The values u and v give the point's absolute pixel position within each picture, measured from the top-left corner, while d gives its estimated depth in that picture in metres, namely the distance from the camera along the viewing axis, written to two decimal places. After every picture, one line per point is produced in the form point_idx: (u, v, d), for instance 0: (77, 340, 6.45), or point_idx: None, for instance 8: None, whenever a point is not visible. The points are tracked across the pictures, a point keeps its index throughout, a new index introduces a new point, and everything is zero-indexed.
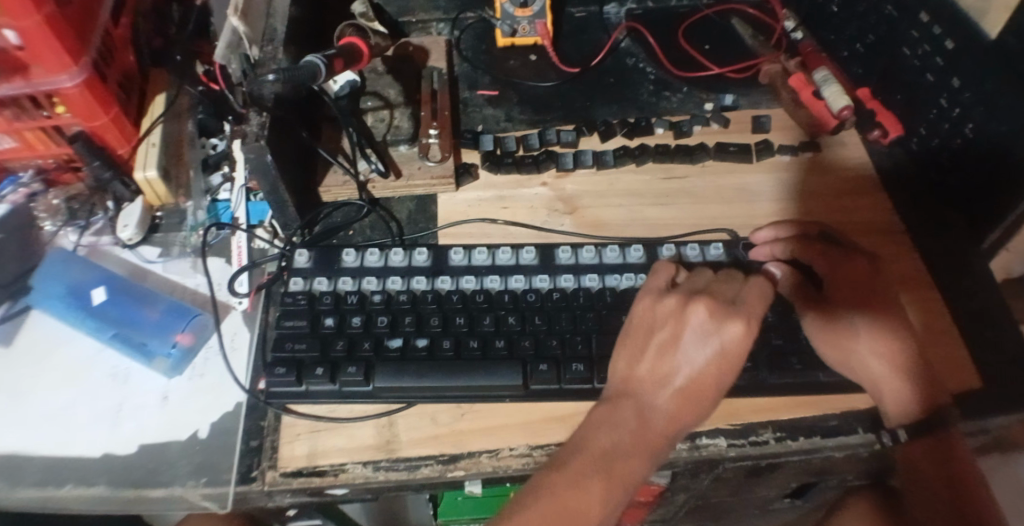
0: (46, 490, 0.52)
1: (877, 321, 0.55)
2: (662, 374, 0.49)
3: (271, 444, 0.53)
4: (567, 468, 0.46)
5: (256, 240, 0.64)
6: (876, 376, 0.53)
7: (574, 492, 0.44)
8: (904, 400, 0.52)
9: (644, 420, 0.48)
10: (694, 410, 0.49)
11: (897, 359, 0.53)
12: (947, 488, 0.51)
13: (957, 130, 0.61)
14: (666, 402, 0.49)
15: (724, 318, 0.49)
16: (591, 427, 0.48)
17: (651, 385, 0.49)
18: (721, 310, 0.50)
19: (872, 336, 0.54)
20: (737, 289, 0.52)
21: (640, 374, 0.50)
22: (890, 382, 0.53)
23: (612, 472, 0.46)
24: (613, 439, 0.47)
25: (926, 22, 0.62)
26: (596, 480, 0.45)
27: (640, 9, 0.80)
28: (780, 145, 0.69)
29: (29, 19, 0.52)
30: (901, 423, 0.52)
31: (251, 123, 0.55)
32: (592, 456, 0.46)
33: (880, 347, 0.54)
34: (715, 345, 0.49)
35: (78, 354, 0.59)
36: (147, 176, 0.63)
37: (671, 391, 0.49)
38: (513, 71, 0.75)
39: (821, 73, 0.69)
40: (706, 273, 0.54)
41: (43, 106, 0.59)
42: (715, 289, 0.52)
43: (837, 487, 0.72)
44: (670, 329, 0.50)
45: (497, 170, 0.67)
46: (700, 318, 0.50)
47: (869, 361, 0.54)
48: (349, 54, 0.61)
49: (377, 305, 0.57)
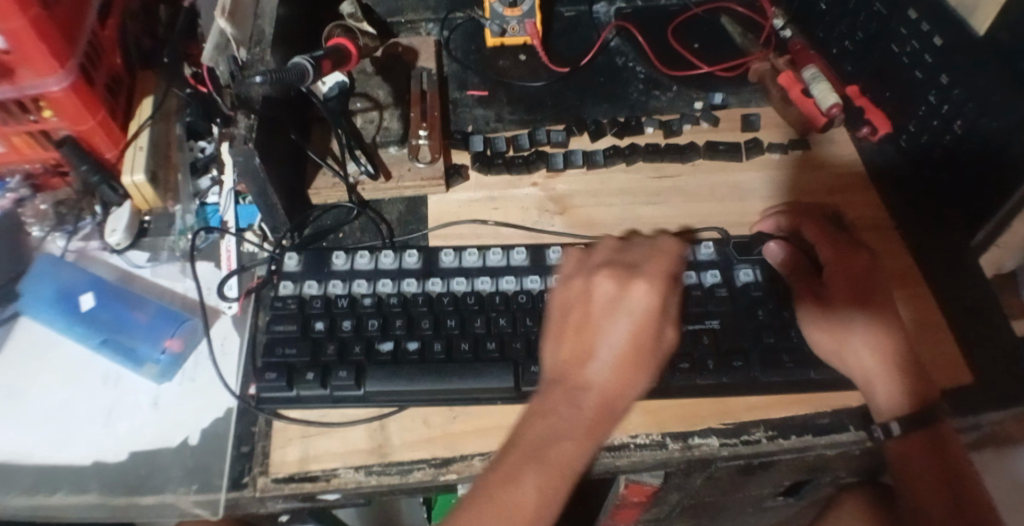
0: (37, 498, 0.52)
1: (871, 318, 0.55)
2: (582, 354, 0.49)
3: (263, 449, 0.53)
4: (503, 464, 0.46)
5: (245, 244, 0.64)
6: (866, 373, 0.54)
7: (511, 488, 0.44)
8: (893, 396, 0.53)
9: (574, 403, 0.47)
10: (627, 381, 0.49)
11: (889, 356, 0.54)
12: (948, 486, 0.51)
13: (947, 127, 0.61)
14: (596, 379, 0.48)
15: (628, 282, 0.50)
16: (525, 421, 0.48)
17: (576, 366, 0.49)
18: (623, 275, 0.51)
19: (864, 333, 0.54)
20: (640, 256, 0.53)
21: (563, 358, 0.50)
22: (881, 379, 0.53)
23: (546, 463, 0.45)
24: (546, 428, 0.47)
25: (915, 19, 0.62)
26: (530, 473, 0.45)
27: (629, 8, 0.80)
28: (770, 143, 0.69)
29: (16, 21, 0.51)
30: (893, 416, 0.52)
31: (239, 125, 0.55)
32: (524, 448, 0.46)
33: (871, 344, 0.54)
34: (626, 313, 0.49)
35: (67, 361, 0.58)
36: (135, 181, 0.63)
37: (598, 365, 0.49)
38: (504, 71, 0.75)
39: (809, 71, 0.69)
40: (609, 243, 0.55)
41: (30, 110, 0.59)
42: (617, 258, 0.53)
43: (831, 483, 0.71)
44: (582, 310, 0.51)
45: (487, 171, 0.67)
46: (604, 288, 0.51)
47: (858, 358, 0.54)
48: (338, 54, 0.61)
49: (368, 308, 0.56)
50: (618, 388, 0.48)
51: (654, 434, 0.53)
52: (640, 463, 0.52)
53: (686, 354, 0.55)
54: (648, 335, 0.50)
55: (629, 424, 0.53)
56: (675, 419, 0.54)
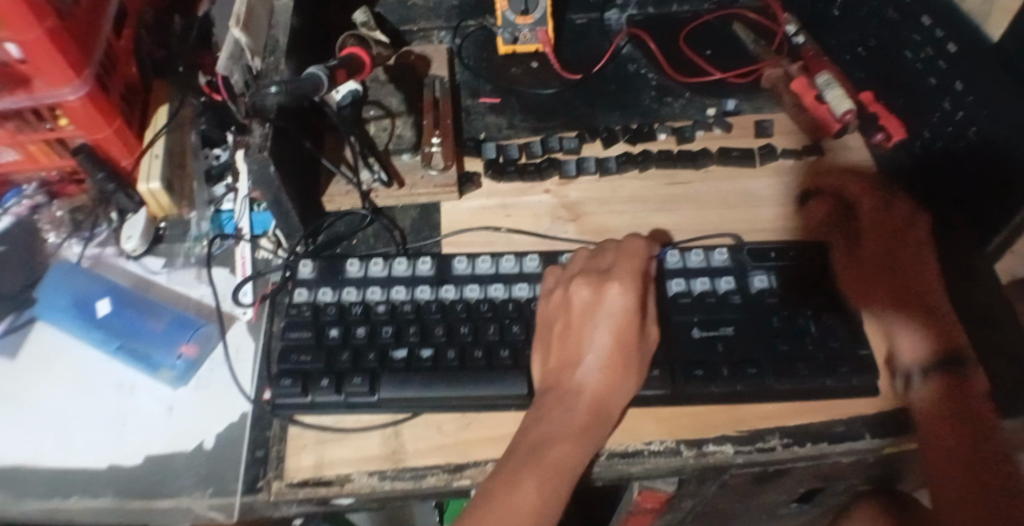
0: (53, 503, 0.52)
1: (892, 282, 0.58)
2: (569, 361, 0.53)
3: (277, 454, 0.53)
4: (504, 469, 0.48)
5: (261, 250, 0.65)
6: (887, 325, 0.57)
7: (513, 491, 0.47)
8: (913, 353, 0.56)
9: (567, 406, 0.51)
10: (617, 381, 0.52)
11: (907, 317, 0.57)
12: (980, 487, 0.50)
13: (960, 134, 0.61)
14: (584, 383, 0.52)
15: (601, 287, 0.55)
16: (525, 427, 0.51)
17: (566, 372, 0.53)
18: (597, 281, 0.55)
19: (884, 292, 0.58)
20: (611, 261, 0.57)
21: (552, 366, 0.53)
22: (902, 334, 0.56)
23: (545, 465, 0.48)
24: (544, 432, 0.50)
25: (928, 26, 0.62)
26: (530, 475, 0.48)
27: (640, 15, 0.80)
28: (783, 149, 0.69)
29: (33, 33, 0.52)
30: (916, 366, 0.55)
31: (254, 133, 0.55)
32: (523, 453, 0.49)
33: (889, 304, 0.58)
34: (603, 316, 0.54)
35: (83, 367, 0.59)
36: (151, 189, 0.63)
37: (585, 368, 0.53)
38: (516, 79, 0.75)
39: (823, 78, 0.69)
40: (583, 252, 0.59)
41: (45, 119, 0.60)
42: (590, 265, 0.57)
43: (845, 491, 0.71)
44: (564, 319, 0.55)
45: (500, 178, 0.67)
46: (582, 295, 0.55)
47: (878, 311, 0.58)
48: (351, 65, 0.61)
49: (382, 315, 0.56)
50: (608, 389, 0.52)
51: (668, 441, 0.53)
52: (654, 469, 0.52)
53: (699, 362, 0.54)
54: (629, 334, 0.53)
55: (643, 431, 0.53)
56: (689, 426, 0.54)
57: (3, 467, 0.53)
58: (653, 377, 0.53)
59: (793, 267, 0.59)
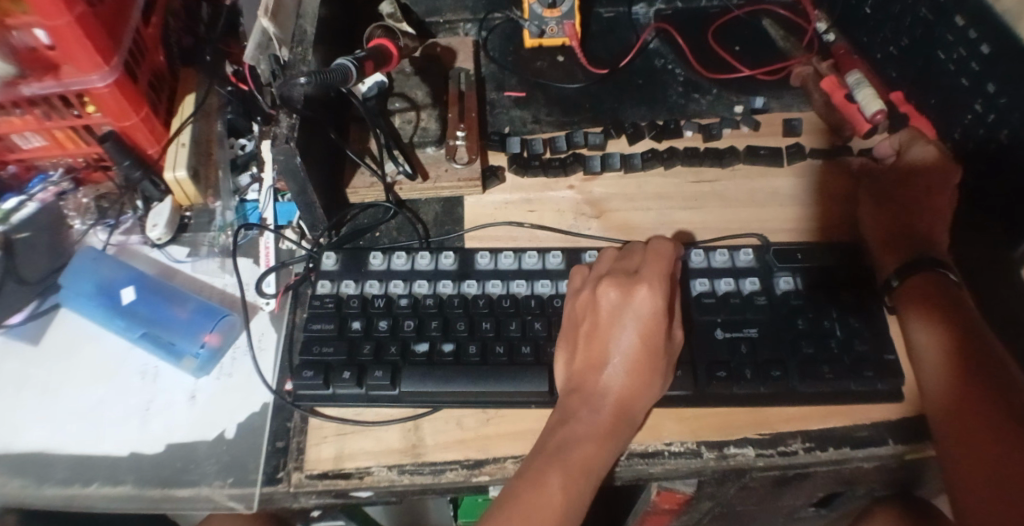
0: (74, 489, 0.53)
1: (890, 208, 0.62)
2: (595, 362, 0.52)
3: (298, 445, 0.53)
4: (528, 470, 0.48)
5: (284, 241, 0.64)
6: (877, 240, 0.61)
7: (534, 492, 0.47)
8: (889, 263, 0.59)
9: (593, 409, 0.51)
10: (645, 385, 0.51)
11: (893, 240, 0.60)
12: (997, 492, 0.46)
13: (993, 136, 0.60)
14: (611, 385, 0.51)
15: (630, 288, 0.53)
16: (550, 429, 0.51)
17: (592, 373, 0.52)
18: (624, 283, 0.53)
19: (881, 213, 0.62)
20: (639, 261, 0.55)
21: (577, 367, 0.53)
22: (889, 249, 0.60)
23: (571, 465, 0.48)
24: (568, 433, 0.50)
25: (962, 26, 0.60)
26: (555, 476, 0.48)
27: (669, 9, 0.79)
28: (812, 149, 0.68)
29: (62, 19, 0.52)
30: (891, 272, 0.58)
31: (280, 124, 0.55)
32: (547, 453, 0.49)
33: (883, 222, 0.61)
34: (632, 317, 0.52)
35: (108, 353, 0.59)
36: (177, 177, 0.63)
37: (612, 370, 0.52)
38: (542, 73, 0.74)
39: (854, 77, 0.68)
40: (610, 251, 0.57)
41: (73, 105, 0.60)
42: (619, 265, 0.55)
43: (866, 496, 0.70)
44: (591, 318, 0.53)
45: (524, 173, 0.66)
46: (609, 297, 0.53)
47: (868, 224, 0.62)
48: (379, 55, 0.61)
49: (404, 309, 0.56)
50: (634, 392, 0.51)
51: (689, 443, 0.52)
52: (674, 470, 0.52)
53: (723, 362, 0.54)
54: (657, 336, 0.52)
55: (663, 431, 0.53)
56: (711, 428, 0.53)
57: (27, 451, 0.55)
58: (676, 378, 0.53)
59: (820, 269, 0.59)
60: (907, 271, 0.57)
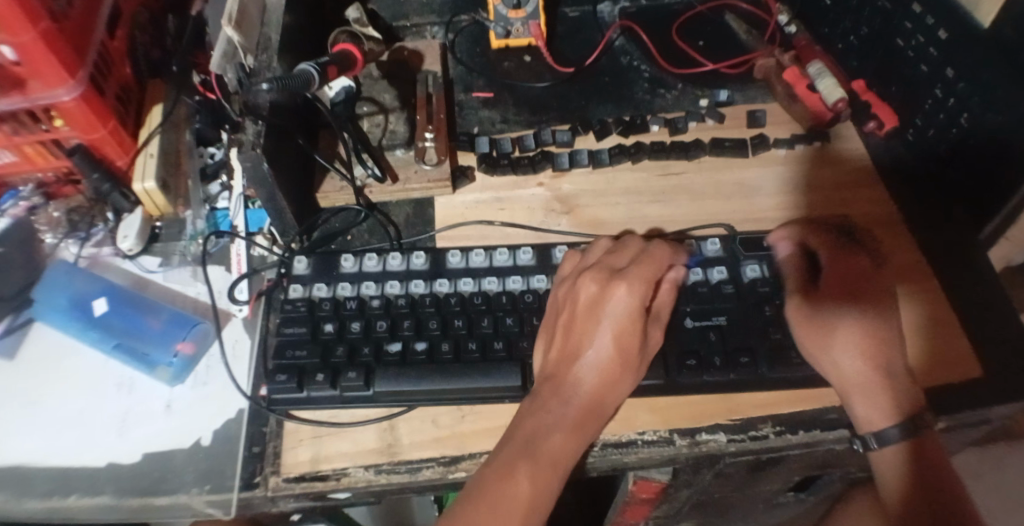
0: (53, 501, 0.53)
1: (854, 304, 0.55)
2: (570, 355, 0.53)
3: (274, 449, 0.53)
4: (496, 464, 0.49)
5: (255, 247, 0.65)
6: (858, 350, 0.53)
7: (504, 492, 0.47)
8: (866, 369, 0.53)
9: (563, 399, 0.51)
10: (619, 378, 0.52)
11: (869, 345, 0.53)
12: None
13: (953, 121, 0.61)
14: (585, 380, 0.52)
15: (610, 284, 0.54)
16: (522, 416, 0.51)
17: (564, 365, 0.52)
18: (606, 279, 0.54)
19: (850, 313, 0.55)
20: (627, 260, 0.56)
21: (552, 359, 0.53)
22: (860, 391, 0.52)
23: (540, 457, 0.48)
24: (540, 425, 0.50)
25: (919, 13, 0.61)
26: (524, 471, 0.48)
27: (633, 7, 0.81)
28: (776, 139, 0.69)
29: (27, 34, 0.52)
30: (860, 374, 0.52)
31: (247, 131, 0.55)
32: (516, 446, 0.49)
33: (848, 324, 0.54)
34: (610, 312, 0.53)
35: (84, 366, 0.59)
36: (146, 188, 0.64)
37: (585, 365, 0.52)
38: (510, 73, 0.75)
39: (815, 66, 0.69)
40: (604, 242, 0.58)
41: (41, 120, 0.60)
42: (605, 260, 0.56)
43: (842, 479, 0.72)
44: (569, 311, 0.54)
45: (493, 171, 0.67)
46: (588, 290, 0.54)
47: (840, 328, 0.54)
48: (344, 61, 0.64)
49: (376, 310, 0.57)
50: (606, 386, 0.52)
51: (662, 431, 0.53)
52: (647, 459, 0.52)
53: (693, 351, 0.55)
54: (631, 332, 0.52)
55: (638, 421, 0.53)
56: (683, 417, 0.54)
57: (5, 466, 0.54)
58: (646, 368, 0.54)
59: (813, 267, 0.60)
60: (899, 424, 0.51)
